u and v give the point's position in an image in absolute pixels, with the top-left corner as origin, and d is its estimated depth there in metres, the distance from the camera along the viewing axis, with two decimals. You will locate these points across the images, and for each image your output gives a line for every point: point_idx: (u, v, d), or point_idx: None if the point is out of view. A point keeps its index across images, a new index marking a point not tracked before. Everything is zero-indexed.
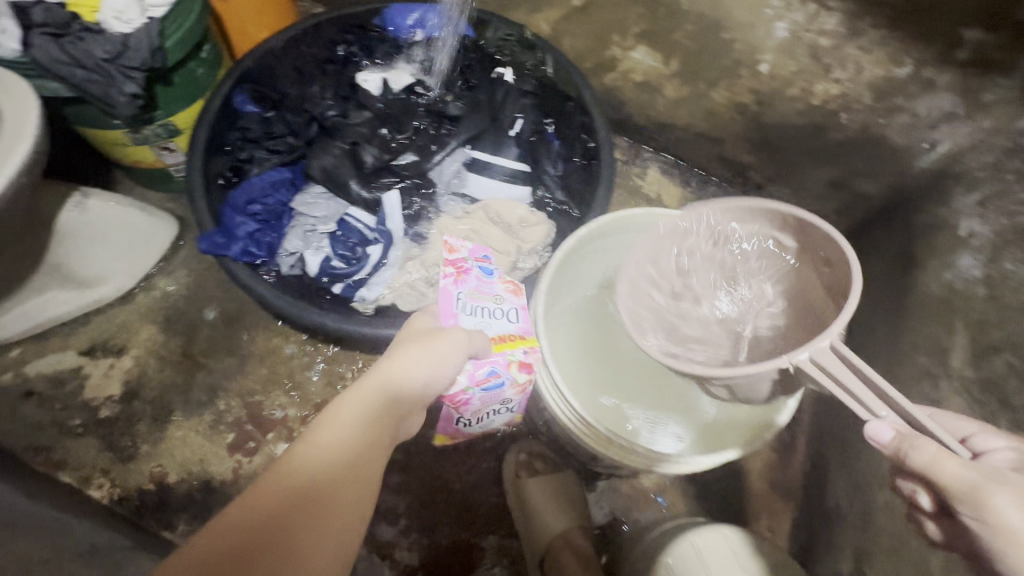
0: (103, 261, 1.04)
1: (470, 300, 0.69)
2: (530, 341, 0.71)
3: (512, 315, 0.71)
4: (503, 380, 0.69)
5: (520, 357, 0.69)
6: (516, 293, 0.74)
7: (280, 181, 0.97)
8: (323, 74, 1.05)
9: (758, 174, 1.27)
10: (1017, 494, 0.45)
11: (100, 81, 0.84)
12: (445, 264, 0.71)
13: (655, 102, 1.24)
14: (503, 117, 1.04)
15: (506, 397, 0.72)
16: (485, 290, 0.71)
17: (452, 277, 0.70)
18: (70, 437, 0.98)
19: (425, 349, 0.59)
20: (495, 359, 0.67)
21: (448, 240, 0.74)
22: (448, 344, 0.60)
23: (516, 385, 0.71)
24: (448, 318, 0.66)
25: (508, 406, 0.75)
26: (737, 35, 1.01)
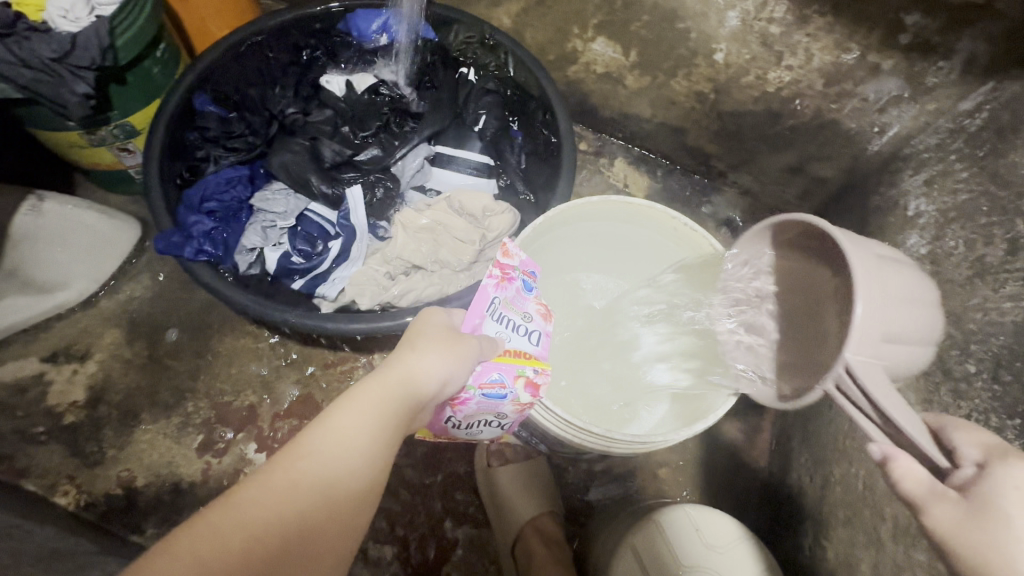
0: (62, 265, 1.02)
1: (503, 308, 0.72)
2: (542, 364, 0.73)
3: (534, 337, 0.75)
4: (506, 392, 0.70)
5: (528, 376, 0.71)
6: (545, 317, 0.77)
7: (237, 178, 0.97)
8: (285, 76, 1.06)
9: (721, 162, 1.29)
10: (960, 520, 0.42)
11: (49, 81, 0.83)
12: (494, 263, 0.73)
13: (617, 92, 1.25)
14: (466, 114, 1.05)
15: (502, 412, 0.74)
16: (520, 304, 0.74)
17: (495, 280, 0.72)
18: (33, 445, 0.96)
19: (447, 349, 0.62)
20: (503, 368, 0.69)
21: (507, 241, 0.74)
22: (466, 350, 0.64)
23: (518, 403, 0.72)
24: (471, 317, 0.70)
25: (500, 420, 0.77)
26: (692, 25, 1.03)
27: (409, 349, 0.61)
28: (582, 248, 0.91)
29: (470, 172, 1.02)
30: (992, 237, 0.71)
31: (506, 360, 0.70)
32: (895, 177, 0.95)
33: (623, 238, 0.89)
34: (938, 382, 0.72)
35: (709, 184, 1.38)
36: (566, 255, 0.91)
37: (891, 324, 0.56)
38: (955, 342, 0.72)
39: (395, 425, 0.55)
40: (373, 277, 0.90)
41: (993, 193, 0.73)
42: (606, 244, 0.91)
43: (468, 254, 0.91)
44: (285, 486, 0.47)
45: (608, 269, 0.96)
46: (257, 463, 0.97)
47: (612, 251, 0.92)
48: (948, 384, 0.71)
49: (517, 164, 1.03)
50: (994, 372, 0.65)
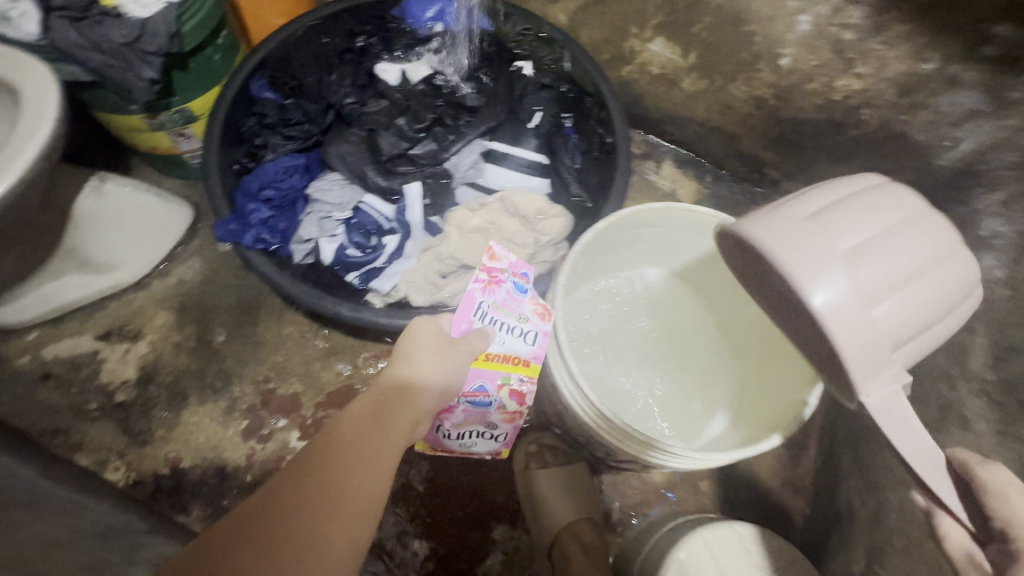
0: (118, 246, 1.04)
1: (491, 312, 0.78)
2: (529, 368, 0.79)
3: (528, 338, 0.78)
4: (491, 400, 0.82)
5: (511, 383, 0.80)
6: (544, 317, 0.79)
7: (294, 167, 0.97)
8: (341, 64, 1.04)
9: (775, 170, 1.25)
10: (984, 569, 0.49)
11: (119, 67, 0.84)
12: (481, 270, 0.79)
13: (671, 95, 1.23)
14: (522, 110, 1.02)
15: (492, 420, 0.86)
16: (512, 305, 0.79)
17: (482, 285, 0.78)
18: (86, 420, 0.99)
19: (437, 355, 0.69)
20: (487, 378, 0.80)
21: (494, 247, 0.81)
22: (459, 354, 0.71)
23: (505, 410, 0.84)
24: (461, 321, 0.76)
25: (492, 432, 0.88)
26: (757, 28, 0.99)
27: (404, 357, 0.68)
28: (634, 254, 0.89)
29: (523, 169, 1.00)
30: None
31: (489, 369, 0.79)
32: (967, 193, 0.90)
33: (681, 246, 0.87)
34: (1014, 413, 0.69)
35: (759, 193, 1.34)
36: (618, 260, 0.89)
37: (892, 322, 0.52)
38: None
39: (395, 426, 0.61)
40: (424, 274, 0.90)
41: None
42: (657, 248, 0.89)
43: (521, 256, 0.91)
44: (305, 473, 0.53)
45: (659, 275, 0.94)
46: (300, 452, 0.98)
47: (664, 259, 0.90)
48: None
49: (572, 165, 1.00)
50: None
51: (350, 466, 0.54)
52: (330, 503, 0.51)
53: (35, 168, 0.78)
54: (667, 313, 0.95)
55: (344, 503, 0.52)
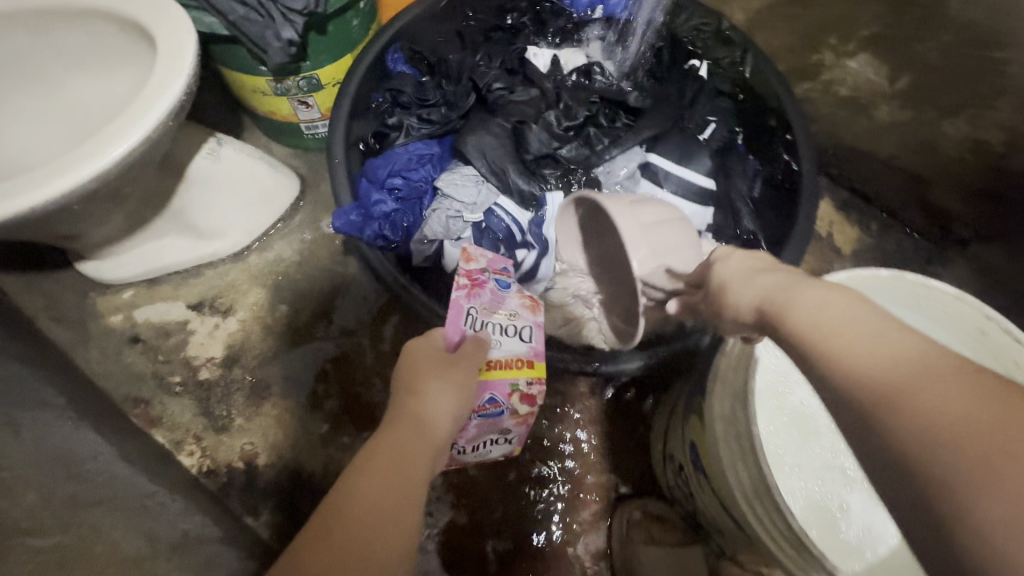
0: (223, 213, 0.97)
1: (482, 316, 0.68)
2: (535, 368, 0.70)
3: (525, 334, 0.70)
4: (502, 410, 0.68)
5: (522, 387, 0.68)
6: (532, 309, 0.73)
7: (428, 156, 0.86)
8: (488, 41, 0.94)
9: (965, 230, 1.03)
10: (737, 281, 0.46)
11: (258, 21, 0.76)
12: (461, 274, 0.70)
13: (856, 123, 1.03)
14: (692, 118, 0.87)
15: (504, 428, 0.71)
16: (499, 304, 0.71)
17: (466, 290, 0.68)
18: (168, 394, 0.93)
19: (451, 383, 0.61)
20: (495, 387, 0.67)
21: (468, 249, 0.73)
22: (467, 372, 0.62)
23: (517, 415, 0.70)
24: (452, 333, 0.65)
25: (506, 437, 0.73)
26: (1013, 56, 0.77)
27: (414, 394, 0.60)
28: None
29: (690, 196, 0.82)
30: None
31: (495, 379, 0.67)
32: None
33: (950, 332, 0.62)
34: None
35: (935, 252, 1.11)
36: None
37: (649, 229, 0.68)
38: None
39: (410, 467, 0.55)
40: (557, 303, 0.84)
41: None
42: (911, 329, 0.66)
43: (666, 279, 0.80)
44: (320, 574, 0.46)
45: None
46: None
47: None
48: None
49: (749, 190, 0.87)
50: None
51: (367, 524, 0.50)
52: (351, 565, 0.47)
53: (163, 125, 0.71)
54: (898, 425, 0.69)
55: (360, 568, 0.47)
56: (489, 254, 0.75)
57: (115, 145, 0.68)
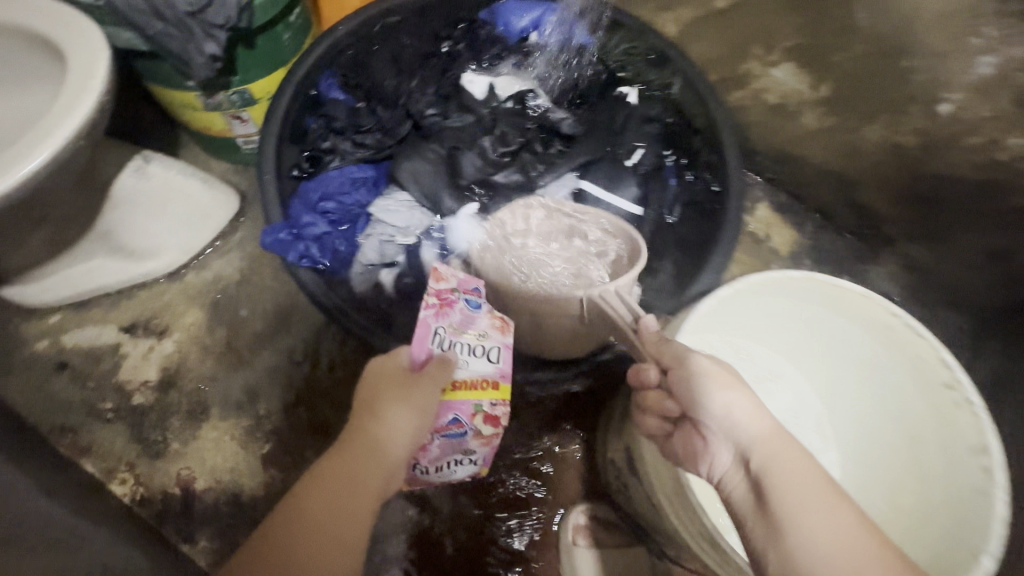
0: (154, 232, 0.95)
1: (450, 336, 0.63)
2: (501, 390, 0.64)
3: (492, 355, 0.65)
4: (465, 430, 0.64)
5: (486, 410, 0.63)
6: (503, 330, 0.67)
7: (362, 180, 0.86)
8: (424, 68, 0.94)
9: (892, 229, 1.08)
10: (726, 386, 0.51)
11: (178, 37, 0.73)
12: (429, 293, 0.64)
13: (785, 129, 1.07)
14: (621, 146, 0.90)
15: (468, 449, 0.65)
16: (467, 324, 0.65)
17: (433, 309, 0.63)
18: (99, 422, 0.90)
19: (407, 403, 0.58)
20: (458, 409, 0.62)
21: (437, 267, 0.66)
22: (427, 395, 0.59)
23: (481, 436, 0.65)
24: (418, 351, 0.61)
25: (470, 458, 0.67)
26: (921, 65, 0.82)
27: (369, 413, 0.58)
28: (782, 322, 0.73)
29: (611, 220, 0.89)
30: None
31: (459, 399, 0.62)
32: None
33: (847, 336, 0.69)
34: None
35: (866, 250, 1.16)
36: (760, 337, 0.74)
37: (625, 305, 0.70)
38: None
39: (361, 490, 0.54)
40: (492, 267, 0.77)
41: None
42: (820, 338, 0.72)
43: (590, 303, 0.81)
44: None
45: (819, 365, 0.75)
46: None
47: (818, 337, 0.72)
48: None
49: (667, 216, 0.90)
50: None
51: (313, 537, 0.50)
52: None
53: (75, 144, 0.68)
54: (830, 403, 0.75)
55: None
56: (463, 273, 0.68)
57: (23, 165, 0.66)
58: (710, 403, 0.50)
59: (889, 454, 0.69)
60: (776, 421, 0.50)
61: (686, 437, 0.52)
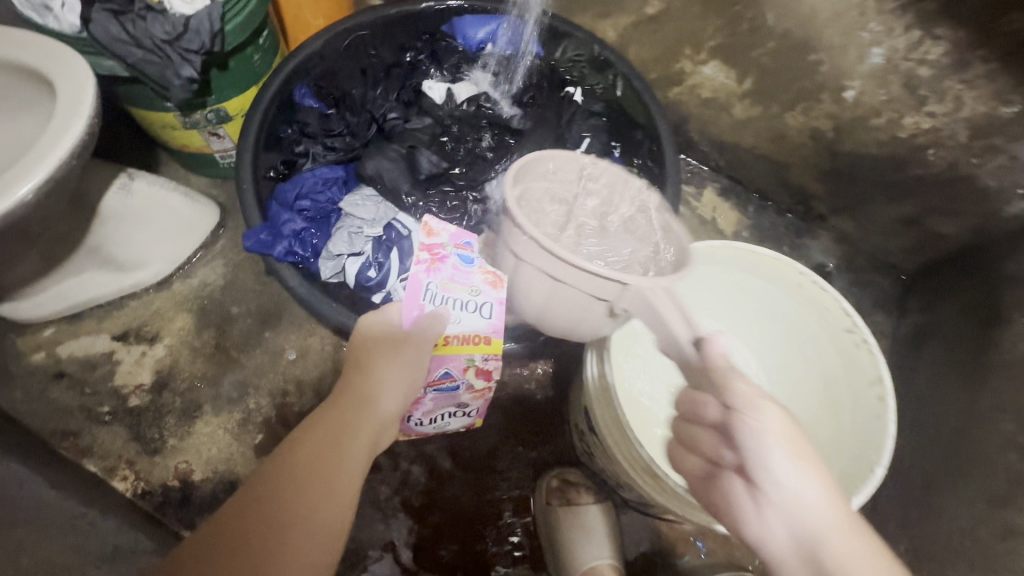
0: (141, 245, 1.01)
1: (441, 291, 0.66)
2: (491, 346, 0.69)
3: (485, 311, 0.68)
4: (457, 383, 0.74)
5: (478, 364, 0.70)
6: (496, 284, 0.68)
7: (333, 180, 0.95)
8: (388, 77, 1.03)
9: (823, 205, 1.19)
10: (789, 454, 0.45)
11: (157, 63, 0.80)
12: (420, 249, 0.68)
13: (720, 120, 1.17)
14: (570, 136, 1.00)
15: (461, 401, 0.78)
16: (461, 279, 0.68)
17: (425, 265, 0.67)
18: (97, 424, 0.95)
19: (396, 358, 0.63)
20: (451, 364, 0.70)
21: (428, 222, 0.69)
22: (416, 349, 0.64)
23: (473, 389, 0.77)
24: (409, 309, 0.65)
25: (465, 409, 0.81)
26: (824, 58, 0.94)
27: (358, 369, 0.62)
28: (715, 288, 0.82)
29: None
30: None
31: (451, 354, 0.69)
32: None
33: (767, 294, 0.79)
34: None
35: (804, 226, 1.27)
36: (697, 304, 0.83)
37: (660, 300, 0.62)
38: None
39: (357, 435, 0.57)
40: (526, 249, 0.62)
41: None
42: (753, 301, 0.81)
43: None
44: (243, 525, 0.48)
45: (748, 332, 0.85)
46: None
47: (748, 300, 0.82)
48: None
49: None
50: None
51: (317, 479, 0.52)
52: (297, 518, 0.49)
53: (67, 164, 0.75)
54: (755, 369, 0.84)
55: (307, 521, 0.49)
56: (456, 226, 0.70)
57: (21, 184, 0.72)
58: (773, 469, 0.45)
59: (805, 409, 0.77)
60: (846, 505, 0.45)
61: (726, 482, 0.49)
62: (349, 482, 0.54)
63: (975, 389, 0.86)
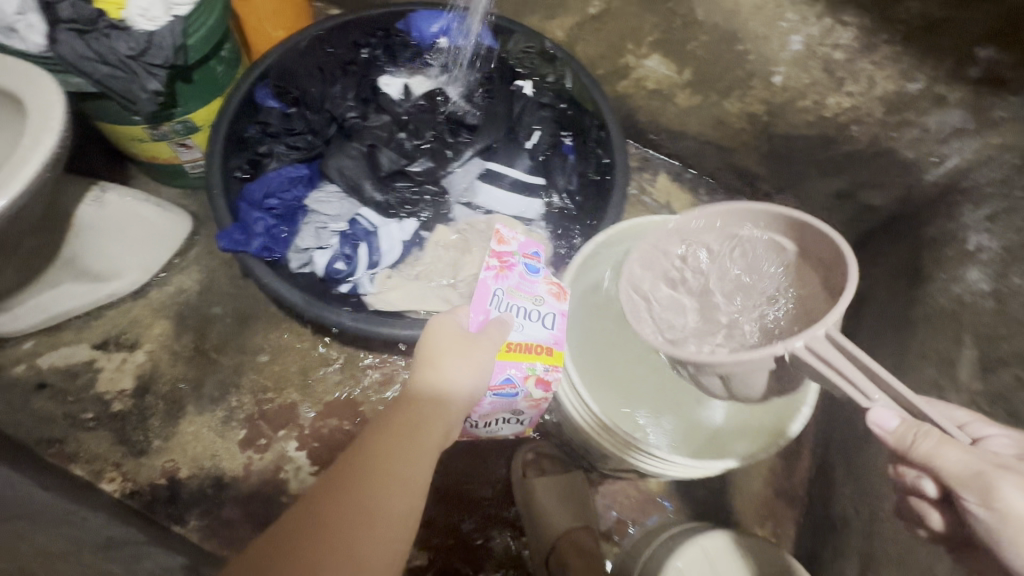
0: (117, 255, 1.05)
1: (507, 298, 0.73)
2: (552, 355, 0.74)
3: (547, 321, 0.75)
4: (517, 390, 0.74)
5: (538, 372, 0.74)
6: (558, 296, 0.77)
7: (298, 178, 1.00)
8: (345, 74, 1.09)
9: (766, 184, 1.27)
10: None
11: (124, 78, 0.84)
12: (491, 256, 0.75)
13: (666, 110, 1.25)
14: (521, 129, 1.08)
15: (517, 408, 0.77)
16: (527, 289, 0.75)
17: (494, 271, 0.74)
18: (82, 430, 0.98)
19: (466, 357, 0.66)
20: (511, 369, 0.72)
21: (500, 231, 0.78)
22: (484, 352, 0.67)
23: (530, 398, 0.76)
24: (476, 313, 0.71)
25: (519, 417, 0.80)
26: (751, 47, 1.02)
27: (431, 363, 0.65)
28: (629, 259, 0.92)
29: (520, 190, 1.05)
30: None
31: (512, 359, 0.72)
32: (953, 210, 0.93)
33: None
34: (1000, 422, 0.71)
35: None
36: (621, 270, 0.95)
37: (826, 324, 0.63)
38: (1022, 382, 0.72)
39: (427, 434, 0.60)
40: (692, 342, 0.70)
41: None
42: None
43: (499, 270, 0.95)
44: (332, 506, 0.52)
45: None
46: (298, 461, 0.98)
47: None
48: None
49: (567, 184, 1.06)
50: None
51: (387, 475, 0.55)
52: (367, 515, 0.52)
53: (41, 177, 0.79)
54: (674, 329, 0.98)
55: (387, 516, 0.53)
56: (523, 239, 0.79)
57: None
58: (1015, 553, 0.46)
59: None
60: None
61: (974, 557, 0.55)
62: (423, 471, 0.58)
63: (902, 342, 0.95)
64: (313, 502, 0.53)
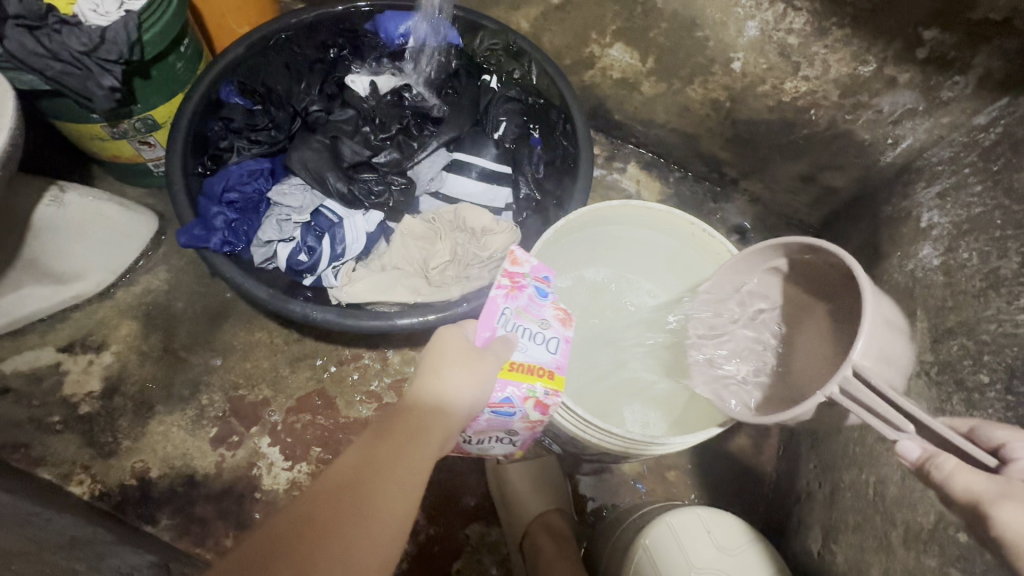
0: (79, 256, 1.02)
1: (514, 318, 0.71)
2: (554, 379, 0.71)
3: (551, 346, 0.72)
4: (515, 411, 0.71)
5: (538, 396, 0.71)
6: (565, 323, 0.74)
7: (259, 171, 1.01)
8: (311, 71, 1.08)
9: (732, 170, 1.29)
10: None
11: (78, 74, 0.83)
12: (503, 275, 0.73)
13: (632, 99, 1.26)
14: (488, 121, 1.07)
15: (512, 429, 0.75)
16: (534, 311, 0.73)
17: (505, 290, 0.72)
18: (49, 434, 0.97)
19: (469, 369, 0.62)
20: (512, 389, 0.70)
21: (514, 250, 0.74)
22: (489, 366, 0.64)
23: (527, 420, 0.74)
24: (483, 331, 0.70)
25: (510, 440, 0.79)
26: (709, 34, 1.04)
27: (434, 371, 0.62)
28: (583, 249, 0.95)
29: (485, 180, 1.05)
30: (1006, 251, 0.72)
31: (515, 378, 0.69)
32: (908, 189, 0.95)
33: (643, 242, 0.94)
34: (949, 391, 0.73)
35: (719, 192, 1.37)
36: (568, 259, 0.94)
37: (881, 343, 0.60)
38: (968, 352, 0.72)
39: (427, 443, 0.57)
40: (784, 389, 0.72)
41: (1007, 207, 0.74)
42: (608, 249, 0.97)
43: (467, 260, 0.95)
44: (324, 504, 0.49)
45: (631, 267, 1.01)
46: (271, 457, 0.98)
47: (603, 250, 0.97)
48: (961, 393, 0.71)
49: (535, 173, 1.07)
50: (1007, 383, 0.66)
51: (384, 479, 0.52)
52: (361, 517, 0.49)
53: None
54: (621, 313, 1.00)
55: (379, 520, 0.50)
56: (537, 260, 0.75)
57: None
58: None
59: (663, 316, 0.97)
60: None
61: None
62: (419, 479, 0.55)
63: None
64: (305, 500, 0.49)
